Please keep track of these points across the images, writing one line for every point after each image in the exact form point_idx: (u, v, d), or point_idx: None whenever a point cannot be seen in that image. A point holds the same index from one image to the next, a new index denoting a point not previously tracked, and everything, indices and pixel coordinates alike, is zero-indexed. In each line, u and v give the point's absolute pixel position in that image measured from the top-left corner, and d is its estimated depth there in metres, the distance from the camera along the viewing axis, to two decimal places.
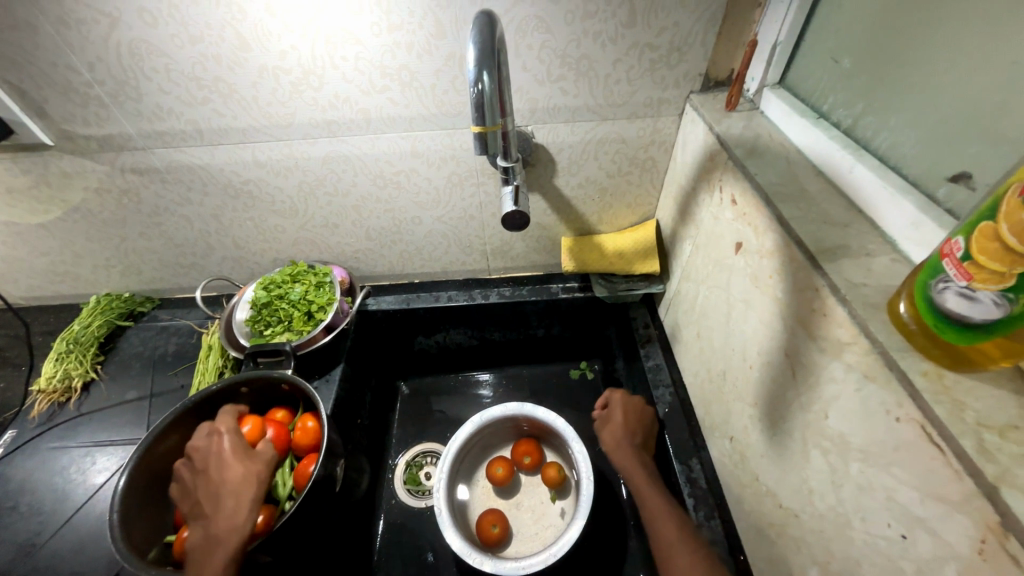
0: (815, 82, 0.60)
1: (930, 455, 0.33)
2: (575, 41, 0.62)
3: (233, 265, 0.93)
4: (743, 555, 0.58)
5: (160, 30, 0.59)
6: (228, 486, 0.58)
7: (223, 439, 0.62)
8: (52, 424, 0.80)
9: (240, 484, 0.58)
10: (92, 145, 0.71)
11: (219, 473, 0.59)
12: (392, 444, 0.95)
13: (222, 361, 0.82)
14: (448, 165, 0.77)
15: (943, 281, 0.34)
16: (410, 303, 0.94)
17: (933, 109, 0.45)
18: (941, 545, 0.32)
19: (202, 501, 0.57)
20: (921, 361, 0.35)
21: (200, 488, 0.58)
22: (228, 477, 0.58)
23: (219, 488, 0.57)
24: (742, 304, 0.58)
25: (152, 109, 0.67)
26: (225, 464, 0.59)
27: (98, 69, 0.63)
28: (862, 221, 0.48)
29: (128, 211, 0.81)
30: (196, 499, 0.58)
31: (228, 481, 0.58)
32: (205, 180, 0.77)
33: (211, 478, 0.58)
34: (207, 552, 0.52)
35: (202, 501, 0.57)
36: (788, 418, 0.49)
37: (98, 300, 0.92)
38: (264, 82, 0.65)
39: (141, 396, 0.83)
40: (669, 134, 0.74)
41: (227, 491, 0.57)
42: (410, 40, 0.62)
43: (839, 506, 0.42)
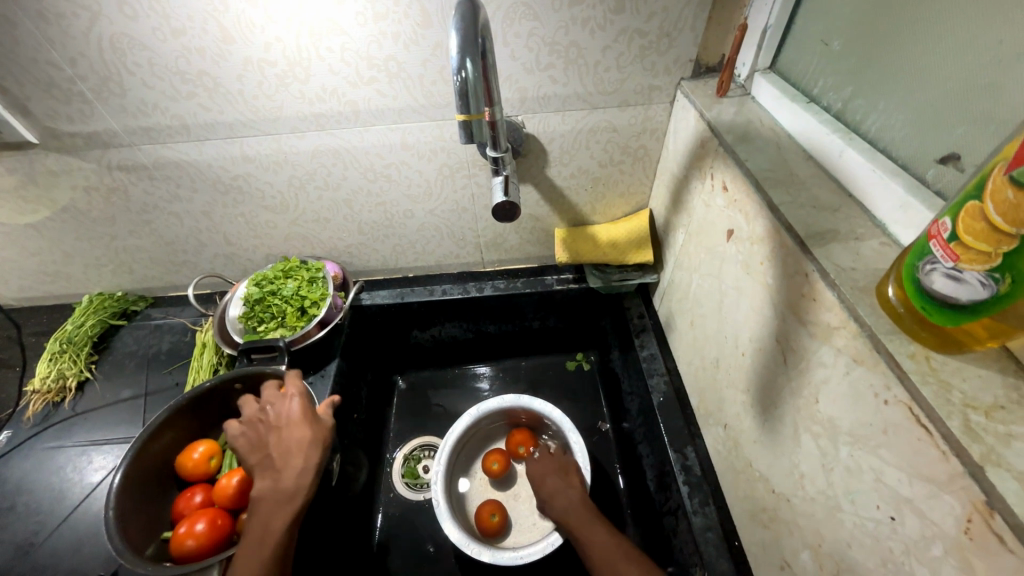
0: (806, 65, 0.59)
1: (917, 436, 0.33)
2: (564, 28, 0.61)
3: (225, 262, 0.93)
4: (737, 541, 0.59)
5: (142, 23, 0.58)
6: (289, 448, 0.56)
7: (291, 402, 0.60)
8: (48, 424, 0.80)
9: (301, 447, 0.56)
10: (77, 142, 0.70)
11: (287, 430, 0.57)
12: (389, 438, 0.95)
13: (217, 358, 0.82)
14: (439, 157, 0.76)
15: (930, 263, 0.33)
16: (404, 297, 0.94)
17: (923, 90, 0.45)
18: (928, 525, 0.32)
19: (273, 456, 0.56)
20: (908, 343, 0.35)
21: (269, 443, 0.57)
22: (290, 440, 0.57)
23: (286, 445, 0.56)
24: (734, 291, 0.58)
25: (137, 105, 0.66)
26: (293, 423, 0.58)
27: (80, 65, 0.62)
28: (852, 205, 0.48)
29: (117, 209, 0.81)
30: (265, 453, 0.56)
31: (295, 439, 0.56)
32: (194, 177, 0.76)
33: (280, 435, 0.57)
34: (274, 511, 0.52)
35: (271, 455, 0.56)
36: (780, 404, 0.49)
37: (90, 299, 0.91)
38: (250, 75, 0.64)
39: (136, 395, 0.83)
40: (660, 121, 0.73)
41: (294, 449, 0.56)
42: (396, 30, 0.61)
43: (829, 490, 0.42)
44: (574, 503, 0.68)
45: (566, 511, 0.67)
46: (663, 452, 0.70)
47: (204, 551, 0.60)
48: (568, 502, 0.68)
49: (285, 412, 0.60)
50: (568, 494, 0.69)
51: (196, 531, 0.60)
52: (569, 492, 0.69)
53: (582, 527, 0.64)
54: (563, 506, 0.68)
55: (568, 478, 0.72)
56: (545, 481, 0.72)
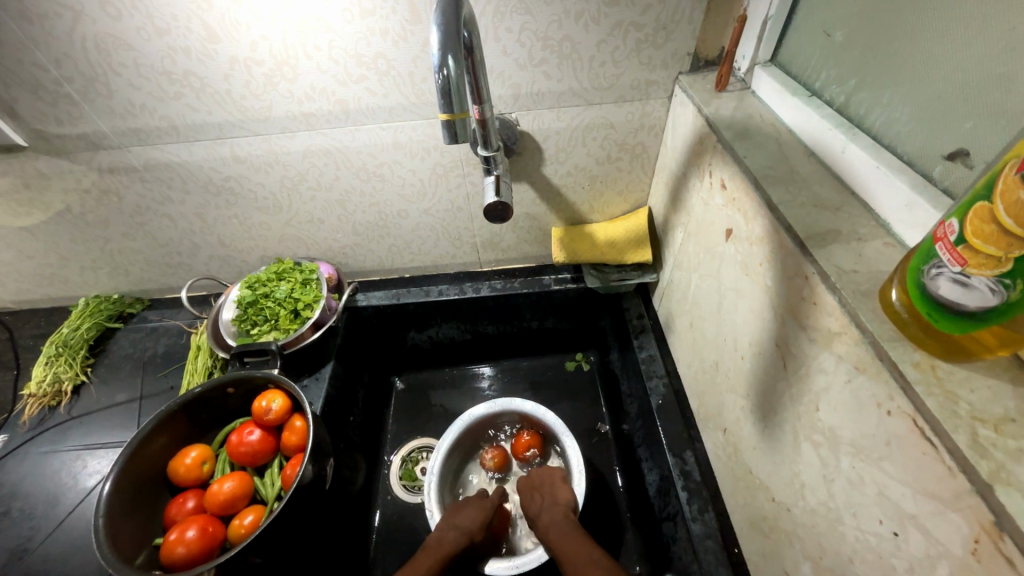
0: (808, 57, 0.57)
1: (922, 450, 0.31)
2: (557, 22, 0.59)
3: (220, 264, 0.92)
4: (738, 548, 0.57)
5: (125, 22, 0.57)
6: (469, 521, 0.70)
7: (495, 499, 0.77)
8: (44, 428, 0.80)
9: (474, 520, 0.70)
10: (67, 144, 0.70)
11: (474, 504, 0.73)
12: (386, 441, 0.94)
13: (211, 361, 0.82)
14: (432, 156, 0.75)
15: (936, 267, 0.31)
16: (400, 297, 0.93)
17: (931, 81, 0.42)
18: (933, 544, 0.31)
19: (462, 512, 0.71)
20: (912, 351, 0.33)
21: (478, 504, 0.73)
22: (469, 514, 0.71)
23: (469, 510, 0.72)
24: (733, 293, 0.56)
25: (124, 106, 0.66)
26: (478, 504, 0.74)
27: (65, 66, 0.61)
28: (856, 203, 0.46)
29: (109, 211, 0.80)
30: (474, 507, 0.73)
31: (473, 512, 0.71)
32: (185, 178, 0.76)
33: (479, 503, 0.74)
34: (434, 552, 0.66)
35: (465, 509, 0.72)
36: (780, 410, 0.47)
37: (86, 302, 0.91)
38: (237, 74, 0.63)
39: (131, 398, 0.83)
40: (658, 117, 0.71)
41: (469, 515, 0.71)
42: (385, 26, 0.59)
43: (830, 501, 0.40)
44: (560, 517, 0.67)
45: (549, 524, 0.67)
46: (662, 457, 0.68)
47: (195, 559, 0.59)
48: (556, 518, 0.67)
49: (483, 502, 0.74)
50: (553, 509, 0.69)
51: (187, 538, 0.60)
52: (554, 506, 0.70)
53: (567, 540, 0.64)
54: (546, 521, 0.68)
55: (554, 492, 0.73)
56: (531, 497, 0.73)
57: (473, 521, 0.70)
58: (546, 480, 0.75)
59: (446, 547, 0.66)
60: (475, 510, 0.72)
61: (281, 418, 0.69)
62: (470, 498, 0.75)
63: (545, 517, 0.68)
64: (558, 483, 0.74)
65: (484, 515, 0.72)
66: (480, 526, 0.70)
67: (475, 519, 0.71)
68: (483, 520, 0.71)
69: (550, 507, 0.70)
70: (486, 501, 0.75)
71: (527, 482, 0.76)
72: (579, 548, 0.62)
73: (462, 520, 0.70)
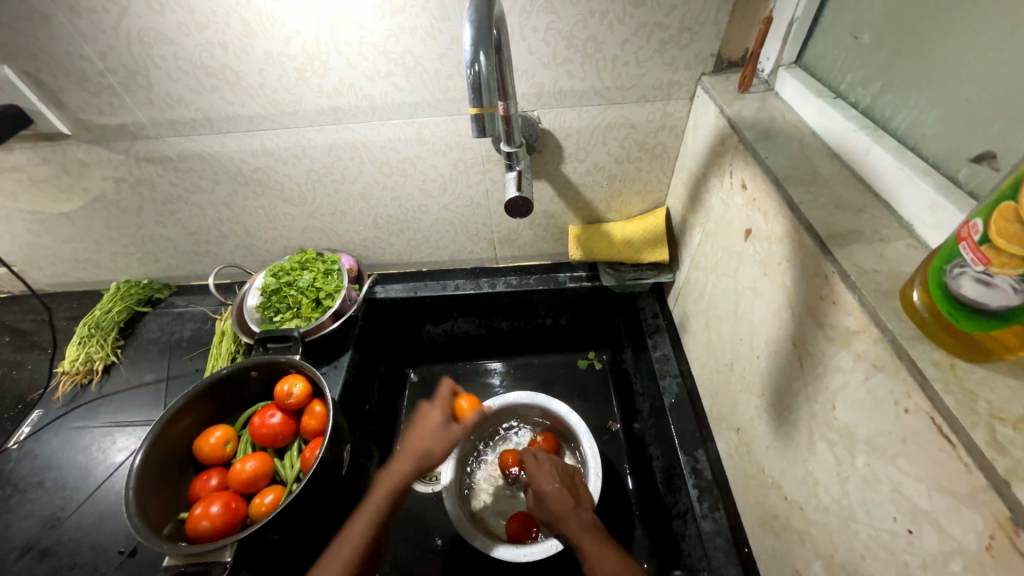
0: (833, 59, 0.57)
1: (939, 447, 0.31)
2: (582, 21, 0.60)
3: (245, 253, 0.95)
4: (747, 548, 0.58)
5: (168, 17, 0.60)
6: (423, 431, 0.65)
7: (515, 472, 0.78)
8: (76, 404, 0.84)
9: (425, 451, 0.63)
10: (107, 134, 0.73)
11: (423, 419, 0.67)
12: (400, 431, 0.96)
13: (235, 346, 0.85)
14: (454, 152, 0.76)
15: (959, 267, 0.32)
16: (417, 290, 0.94)
17: (959, 82, 0.42)
18: (947, 540, 0.31)
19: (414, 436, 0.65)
20: (932, 350, 0.34)
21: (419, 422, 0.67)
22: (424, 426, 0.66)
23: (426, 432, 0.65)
24: (750, 293, 0.56)
25: (162, 98, 0.68)
26: (429, 415, 0.67)
27: (110, 58, 0.64)
28: (878, 204, 0.46)
29: (143, 199, 0.83)
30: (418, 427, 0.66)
31: (428, 432, 0.65)
32: (216, 169, 0.78)
33: (423, 420, 0.67)
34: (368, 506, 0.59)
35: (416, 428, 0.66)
36: (795, 409, 0.48)
37: (118, 286, 0.95)
38: (270, 69, 0.65)
39: (158, 379, 0.86)
40: (679, 117, 0.72)
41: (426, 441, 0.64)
42: (414, 24, 0.61)
43: (844, 499, 0.41)
44: (585, 521, 0.66)
45: (577, 528, 0.65)
46: (674, 455, 0.69)
47: (218, 533, 0.62)
48: (580, 521, 0.65)
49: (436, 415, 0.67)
50: (578, 511, 0.67)
51: (211, 513, 0.62)
52: (581, 509, 0.67)
53: (585, 542, 0.63)
54: (575, 523, 0.65)
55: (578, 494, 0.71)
56: (555, 495, 0.70)
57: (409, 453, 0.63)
58: (569, 481, 0.73)
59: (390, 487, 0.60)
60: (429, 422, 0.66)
61: (301, 402, 0.72)
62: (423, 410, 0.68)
63: (567, 519, 0.66)
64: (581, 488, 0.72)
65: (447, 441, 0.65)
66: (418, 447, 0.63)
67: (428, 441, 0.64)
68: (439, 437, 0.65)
69: (569, 508, 0.67)
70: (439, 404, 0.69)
71: (549, 479, 0.72)
72: (597, 549, 0.61)
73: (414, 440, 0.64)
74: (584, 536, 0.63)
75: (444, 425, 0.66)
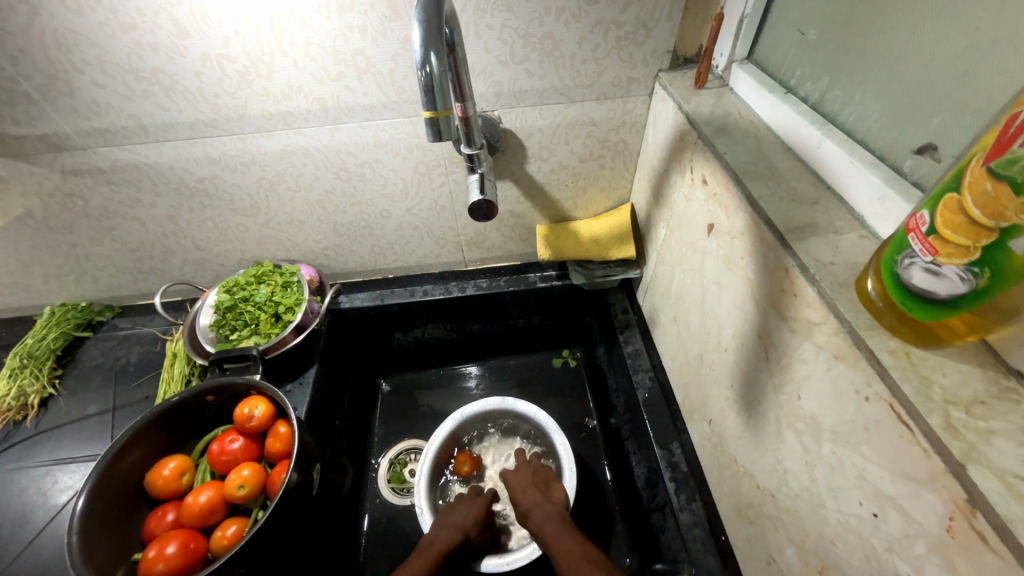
0: (783, 54, 0.58)
1: (900, 434, 0.32)
2: (537, 19, 0.59)
3: (195, 268, 0.89)
4: (725, 536, 0.59)
5: (88, 17, 0.54)
6: (468, 512, 0.72)
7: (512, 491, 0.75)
8: (9, 443, 0.76)
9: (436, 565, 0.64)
10: (26, 146, 0.66)
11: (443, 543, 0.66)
12: (373, 444, 0.93)
13: (188, 369, 0.79)
14: (414, 154, 0.74)
15: (909, 257, 0.32)
16: (384, 298, 0.91)
17: (899, 77, 0.44)
18: (910, 523, 0.32)
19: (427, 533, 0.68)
20: (888, 339, 0.35)
21: (457, 509, 0.72)
22: (468, 506, 0.73)
23: (431, 538, 0.67)
24: (715, 287, 0.57)
25: (88, 105, 0.63)
26: (436, 536, 0.67)
27: (22, 63, 0.58)
28: (831, 196, 0.47)
29: (74, 215, 0.76)
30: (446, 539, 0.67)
31: (436, 534, 0.67)
32: (156, 180, 0.73)
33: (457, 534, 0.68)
34: None
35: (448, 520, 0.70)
36: (763, 400, 0.49)
37: (52, 311, 0.87)
38: (209, 72, 0.61)
39: (103, 409, 0.80)
40: (639, 114, 0.72)
41: (439, 539, 0.67)
42: (363, 22, 0.58)
43: (813, 486, 0.42)
44: (550, 515, 0.67)
45: (543, 521, 0.66)
46: (650, 450, 0.69)
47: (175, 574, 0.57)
48: (544, 513, 0.68)
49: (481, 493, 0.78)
50: (544, 505, 0.69)
51: (167, 554, 0.57)
52: (546, 504, 0.69)
53: (547, 534, 0.65)
54: (541, 518, 0.67)
55: (547, 490, 0.73)
56: (523, 493, 0.73)
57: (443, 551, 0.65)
58: (539, 480, 0.75)
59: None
60: (431, 526, 0.70)
61: (264, 424, 0.68)
62: (455, 507, 0.73)
63: (533, 513, 0.69)
64: (551, 483, 0.74)
65: (458, 531, 0.68)
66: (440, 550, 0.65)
67: (468, 513, 0.72)
68: (448, 536, 0.67)
69: (533, 503, 0.70)
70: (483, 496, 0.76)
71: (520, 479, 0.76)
72: (559, 539, 0.63)
73: (427, 543, 0.66)
74: (545, 529, 0.66)
75: (457, 533, 0.68)
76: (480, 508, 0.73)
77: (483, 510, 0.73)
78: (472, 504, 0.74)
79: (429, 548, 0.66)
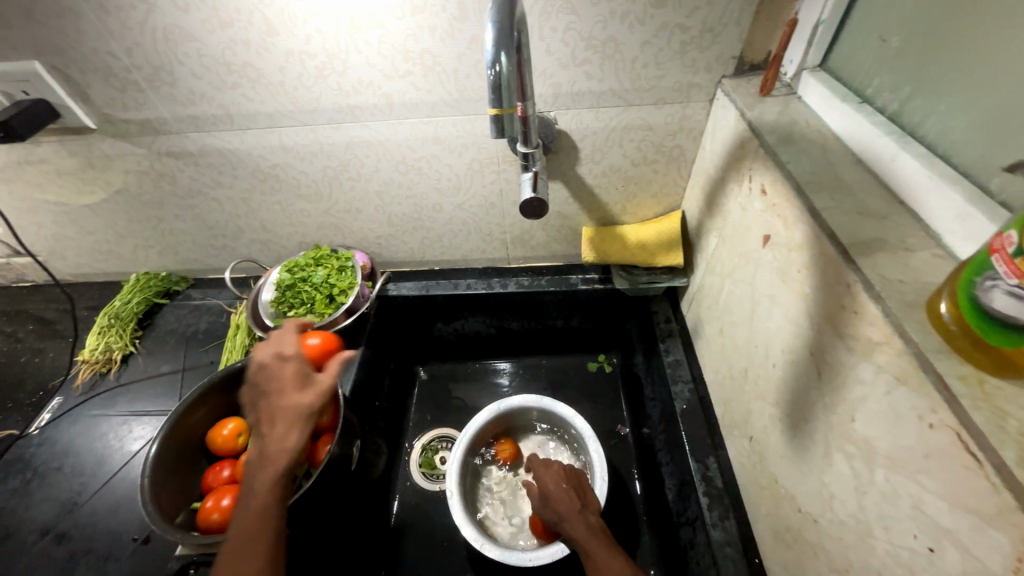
0: (860, 62, 0.55)
1: (965, 465, 0.30)
2: (601, 22, 0.60)
3: (261, 248, 0.96)
4: (758, 558, 0.57)
5: (193, 15, 0.61)
6: (288, 412, 0.55)
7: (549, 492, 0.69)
8: (94, 392, 0.86)
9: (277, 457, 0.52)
10: (131, 129, 0.74)
11: (273, 433, 0.54)
12: (408, 428, 0.96)
13: (249, 340, 0.86)
14: (469, 151, 0.76)
15: (991, 279, 0.32)
16: (429, 289, 0.95)
17: (992, 89, 0.41)
18: (970, 561, 0.30)
19: (263, 417, 0.56)
20: (959, 364, 0.33)
21: (268, 392, 0.58)
22: (285, 404, 0.56)
23: (270, 416, 0.55)
24: (767, 300, 0.55)
25: (185, 94, 0.70)
26: (268, 423, 0.55)
27: (135, 54, 0.65)
28: (903, 212, 0.45)
29: (164, 193, 0.85)
30: (262, 424, 0.55)
31: (275, 413, 0.55)
32: (235, 164, 0.79)
33: (269, 418, 0.55)
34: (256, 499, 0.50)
35: (262, 415, 0.56)
36: (811, 420, 0.47)
37: (137, 278, 0.97)
38: (291, 67, 0.66)
39: (174, 370, 0.88)
40: (698, 120, 0.71)
41: (277, 421, 0.54)
42: (433, 23, 0.61)
43: (861, 513, 0.40)
44: (588, 524, 0.63)
45: (580, 530, 0.62)
46: (684, 461, 0.68)
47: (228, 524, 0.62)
48: (582, 522, 0.63)
49: (271, 349, 0.62)
50: (582, 513, 0.65)
51: (222, 506, 0.63)
52: (585, 513, 0.65)
53: (588, 544, 0.60)
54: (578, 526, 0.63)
55: (583, 499, 0.68)
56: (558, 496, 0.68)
57: (279, 442, 0.53)
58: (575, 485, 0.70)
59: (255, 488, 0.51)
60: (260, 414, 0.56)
61: None
62: (251, 386, 0.59)
63: (569, 520, 0.64)
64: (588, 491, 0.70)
65: (285, 417, 0.55)
66: (277, 443, 0.53)
67: (284, 413, 0.55)
68: (280, 427, 0.54)
69: (573, 509, 0.65)
70: (291, 353, 0.61)
71: (553, 479, 0.70)
72: (597, 551, 0.59)
73: (264, 434, 0.54)
74: (591, 540, 0.61)
75: (274, 419, 0.55)
76: (287, 394, 0.57)
77: (297, 393, 0.57)
78: (284, 372, 0.59)
79: (264, 438, 0.54)
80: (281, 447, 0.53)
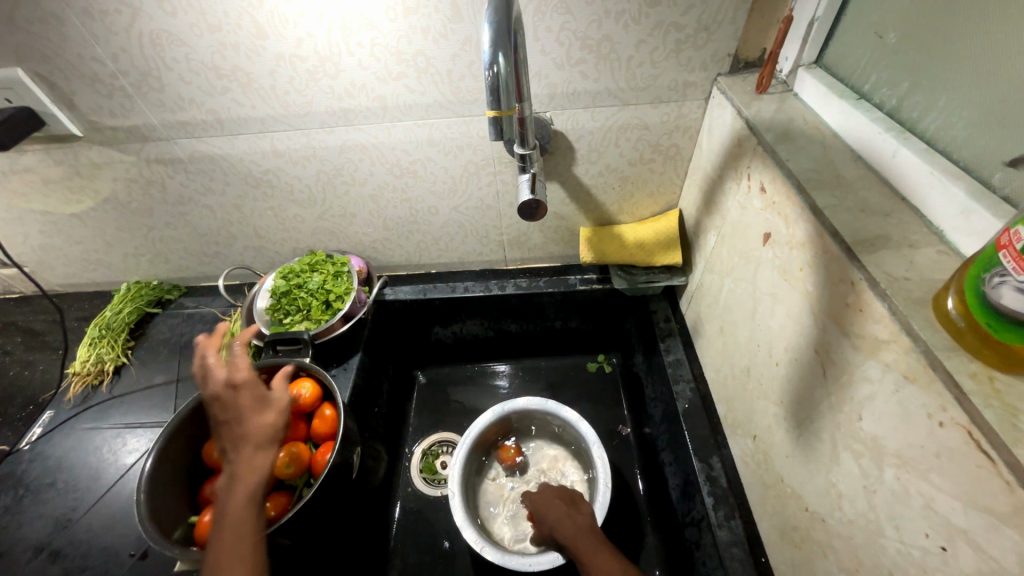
0: (856, 59, 0.55)
1: (977, 463, 0.30)
2: (596, 21, 0.59)
3: (254, 255, 0.95)
4: (765, 557, 0.57)
5: (180, 19, 0.59)
6: (255, 432, 0.54)
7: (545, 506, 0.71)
8: (86, 405, 0.84)
9: (252, 474, 0.51)
10: (118, 136, 0.73)
11: (245, 449, 0.53)
12: (408, 433, 0.95)
13: (244, 348, 0.84)
14: (465, 153, 0.75)
15: (999, 275, 0.31)
16: (426, 293, 0.94)
17: (992, 84, 0.41)
18: (985, 560, 0.30)
19: (231, 437, 0.54)
20: (968, 361, 0.33)
21: (231, 412, 0.56)
22: (251, 426, 0.54)
23: (239, 435, 0.54)
24: (769, 298, 0.55)
25: (174, 100, 0.68)
26: (239, 441, 0.53)
27: (122, 60, 0.63)
28: (904, 208, 0.45)
29: (154, 201, 0.83)
30: (234, 441, 0.54)
31: (245, 431, 0.54)
32: (227, 170, 0.78)
33: (239, 434, 0.54)
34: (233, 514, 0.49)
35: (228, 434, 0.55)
36: (816, 418, 0.47)
37: (128, 287, 0.95)
38: (282, 71, 0.65)
39: (168, 380, 0.86)
40: (694, 119, 0.71)
41: (246, 439, 0.53)
42: (426, 24, 0.60)
43: (870, 512, 0.40)
44: (580, 527, 0.65)
45: (574, 534, 0.64)
46: (687, 461, 0.68)
47: None
48: (575, 525, 0.65)
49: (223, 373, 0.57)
50: (574, 517, 0.67)
51: None
52: (577, 517, 0.67)
53: (582, 547, 0.62)
54: (571, 530, 0.65)
55: (577, 505, 0.70)
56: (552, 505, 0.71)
57: (253, 457, 0.52)
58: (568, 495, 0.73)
59: (230, 505, 0.50)
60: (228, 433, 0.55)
61: (312, 405, 0.72)
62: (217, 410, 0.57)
63: (562, 524, 0.66)
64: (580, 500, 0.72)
65: (256, 431, 0.54)
66: (250, 459, 0.52)
67: (252, 434, 0.53)
68: (251, 443, 0.53)
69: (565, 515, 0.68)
70: (244, 374, 0.57)
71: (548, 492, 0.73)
72: (591, 553, 0.61)
73: (236, 450, 0.53)
74: (580, 540, 0.63)
75: (245, 436, 0.53)
76: (256, 410, 0.55)
77: (262, 411, 0.56)
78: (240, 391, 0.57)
79: (236, 454, 0.53)
80: (253, 464, 0.52)
